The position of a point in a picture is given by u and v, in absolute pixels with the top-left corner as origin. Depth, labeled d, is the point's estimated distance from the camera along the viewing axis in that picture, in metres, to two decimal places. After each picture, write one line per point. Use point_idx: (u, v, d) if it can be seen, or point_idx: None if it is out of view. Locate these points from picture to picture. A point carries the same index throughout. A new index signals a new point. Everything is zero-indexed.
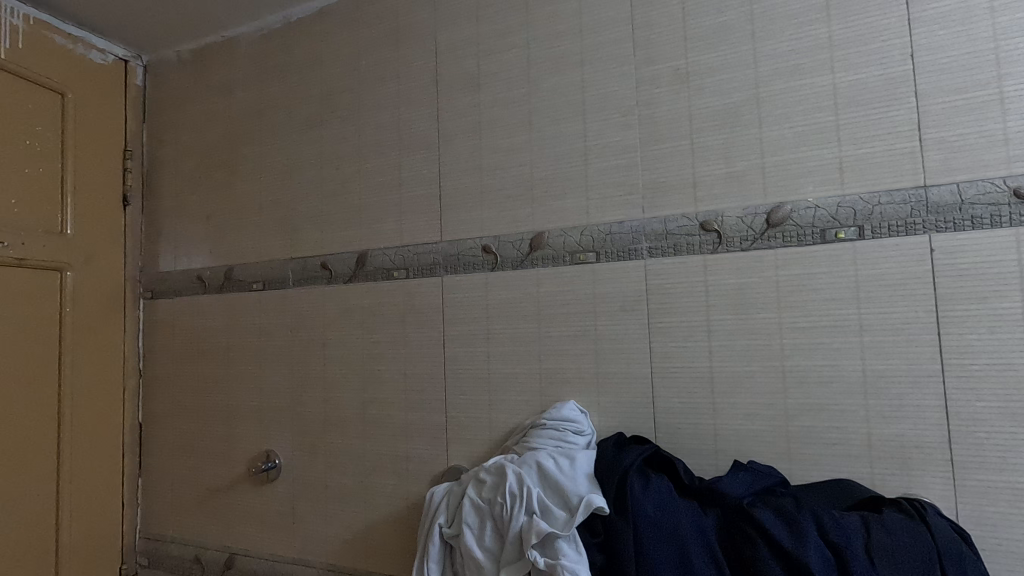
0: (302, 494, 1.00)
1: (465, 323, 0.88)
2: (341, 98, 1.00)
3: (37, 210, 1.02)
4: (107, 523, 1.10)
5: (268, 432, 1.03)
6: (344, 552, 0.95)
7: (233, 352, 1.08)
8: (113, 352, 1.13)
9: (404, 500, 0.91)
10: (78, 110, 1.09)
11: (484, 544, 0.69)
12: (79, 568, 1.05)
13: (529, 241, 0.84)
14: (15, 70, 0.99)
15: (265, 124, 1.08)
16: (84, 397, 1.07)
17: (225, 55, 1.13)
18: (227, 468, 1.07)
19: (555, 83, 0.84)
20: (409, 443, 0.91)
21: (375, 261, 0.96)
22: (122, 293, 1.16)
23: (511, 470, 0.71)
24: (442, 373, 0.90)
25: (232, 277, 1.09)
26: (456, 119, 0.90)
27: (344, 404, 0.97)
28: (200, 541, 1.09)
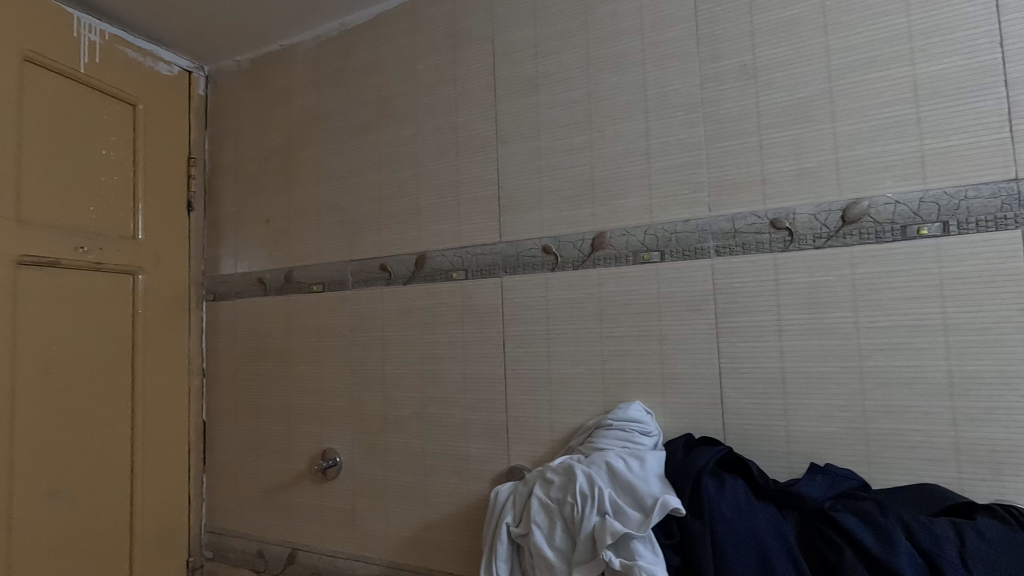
0: (362, 492, 1.01)
1: (525, 323, 0.88)
2: (399, 102, 1.02)
3: (113, 216, 1.06)
4: (175, 517, 1.14)
5: (329, 431, 1.06)
6: (404, 550, 0.96)
7: (293, 352, 1.11)
8: (179, 352, 1.17)
9: (464, 499, 0.92)
10: (148, 119, 1.13)
11: (554, 544, 0.69)
12: (150, 560, 1.09)
13: (590, 241, 0.84)
14: (93, 83, 1.03)
15: (324, 129, 1.10)
16: (154, 396, 1.12)
17: (285, 64, 1.16)
18: (288, 466, 1.10)
19: (616, 82, 0.83)
20: (469, 443, 0.92)
21: (434, 262, 0.97)
22: (187, 295, 1.20)
23: (581, 470, 0.70)
24: (502, 373, 0.90)
25: (292, 280, 1.12)
26: (514, 121, 0.91)
27: (403, 404, 0.98)
28: (262, 536, 1.12)
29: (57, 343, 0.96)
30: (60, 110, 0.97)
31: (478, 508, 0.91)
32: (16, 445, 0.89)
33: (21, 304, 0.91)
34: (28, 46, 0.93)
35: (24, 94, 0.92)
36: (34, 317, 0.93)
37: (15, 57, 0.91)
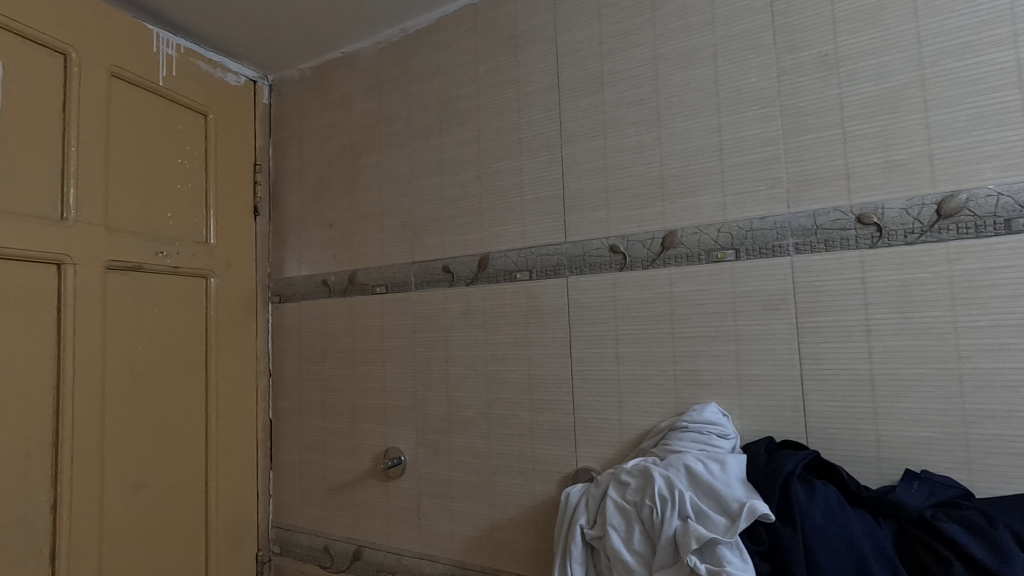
0: (427, 491, 1.03)
1: (592, 323, 0.88)
2: (460, 105, 1.03)
3: (188, 222, 1.11)
4: (245, 513, 1.18)
5: (393, 430, 1.07)
6: (470, 549, 0.97)
7: (357, 352, 1.13)
8: (248, 353, 1.21)
9: (531, 500, 0.92)
10: (219, 128, 1.18)
11: (632, 548, 0.68)
12: (224, 553, 1.13)
13: (660, 240, 0.83)
14: (170, 95, 1.08)
15: (385, 134, 1.12)
16: (226, 394, 1.16)
17: (346, 71, 1.19)
18: (353, 464, 1.12)
19: (686, 77, 0.82)
20: (535, 444, 0.92)
21: (497, 263, 0.97)
22: (255, 297, 1.24)
23: (658, 473, 0.69)
24: (569, 374, 0.90)
25: (356, 281, 1.14)
26: (579, 121, 0.91)
27: (468, 404, 0.99)
28: (328, 533, 1.15)
29: (141, 343, 1.01)
30: (141, 122, 1.02)
31: (545, 510, 0.90)
32: (106, 441, 0.94)
33: (109, 306, 0.96)
34: (114, 62, 0.98)
35: (110, 107, 0.97)
36: (121, 319, 0.97)
37: (102, 72, 0.96)
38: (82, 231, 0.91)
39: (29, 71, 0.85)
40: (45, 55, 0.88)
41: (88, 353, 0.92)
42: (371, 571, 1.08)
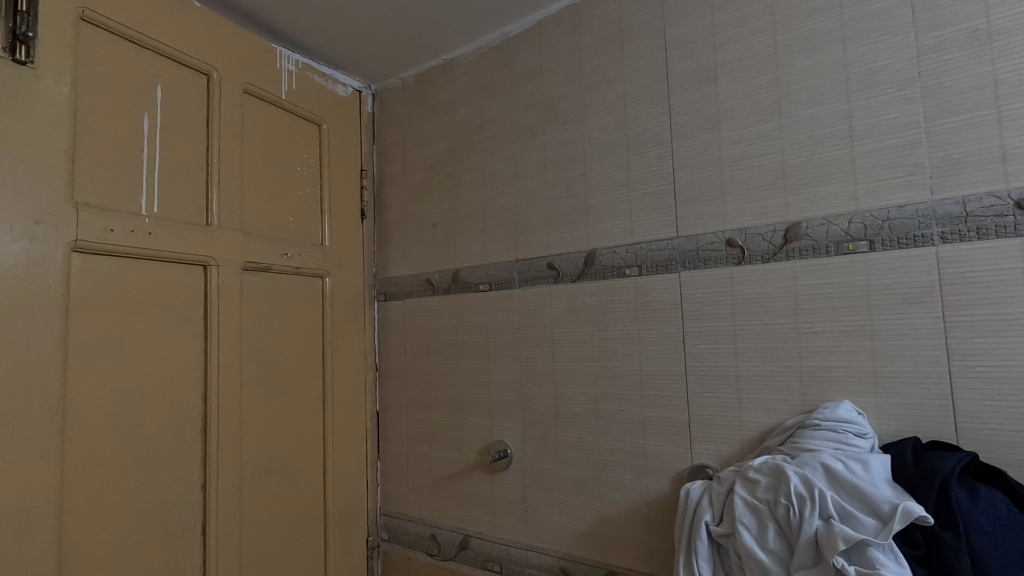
0: (534, 484, 1.05)
1: (707, 319, 0.86)
2: (564, 104, 1.04)
3: (306, 225, 1.18)
4: (357, 500, 1.25)
5: (499, 424, 1.10)
6: (580, 543, 0.98)
7: (462, 348, 1.17)
8: (357, 348, 1.28)
9: (642, 496, 0.92)
10: (331, 137, 1.25)
11: (767, 546, 0.67)
12: (340, 537, 1.20)
13: (783, 232, 0.80)
14: (290, 107, 1.16)
15: (487, 136, 1.16)
16: (339, 387, 1.23)
17: (448, 77, 1.23)
18: (459, 457, 1.16)
19: (811, 63, 0.79)
20: (647, 440, 0.92)
21: (605, 260, 0.98)
22: (363, 296, 1.31)
23: (793, 470, 0.67)
24: (682, 370, 0.89)
25: (459, 279, 1.18)
26: (690, 114, 0.89)
27: (575, 399, 1.00)
28: (435, 522, 1.20)
29: (270, 338, 1.09)
30: (268, 133, 1.11)
31: (659, 507, 0.90)
32: (244, 427, 1.02)
33: (245, 304, 1.04)
34: (247, 79, 1.06)
35: (244, 121, 1.06)
36: (254, 316, 1.06)
37: (237, 89, 1.04)
38: (224, 235, 1.00)
39: (180, 92, 0.94)
40: (192, 76, 0.97)
41: (229, 347, 1.00)
42: (478, 560, 1.11)
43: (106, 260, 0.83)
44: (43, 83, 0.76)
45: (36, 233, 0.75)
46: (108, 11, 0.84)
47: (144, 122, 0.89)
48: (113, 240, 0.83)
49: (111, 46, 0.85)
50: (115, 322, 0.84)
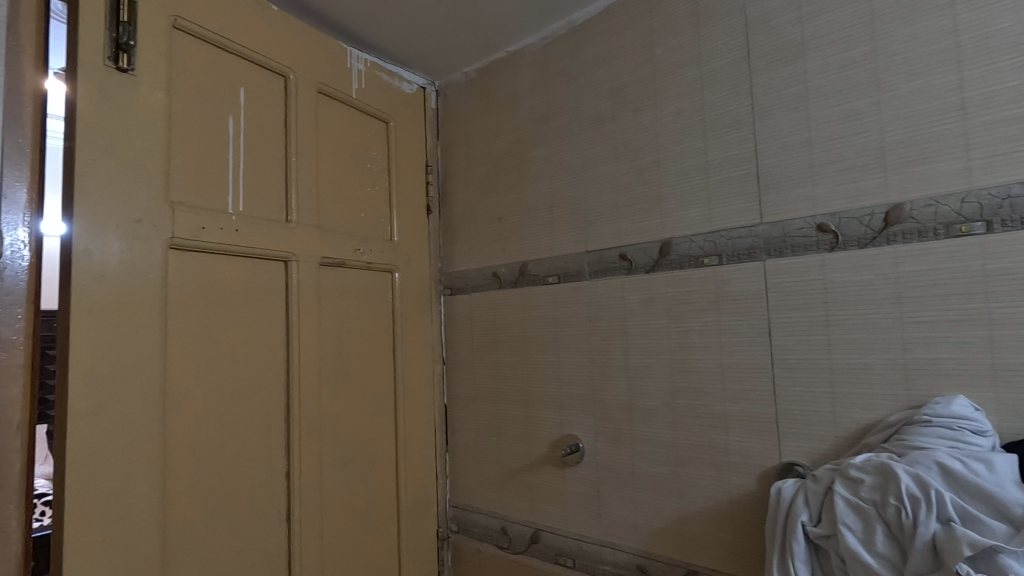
0: (608, 479, 1.03)
1: (796, 309, 0.82)
2: (634, 90, 1.01)
3: (375, 220, 1.21)
4: (427, 491, 1.27)
5: (570, 418, 1.09)
6: (656, 540, 0.96)
7: (530, 342, 1.16)
8: (425, 341, 1.30)
9: (725, 494, 0.88)
10: (397, 133, 1.27)
11: (875, 550, 0.62)
12: (412, 527, 1.22)
13: (883, 215, 0.75)
14: (360, 106, 1.18)
15: (553, 126, 1.14)
16: (408, 380, 1.25)
17: (512, 70, 1.23)
18: (529, 450, 1.16)
19: (914, 31, 0.74)
20: (728, 436, 0.88)
21: (681, 249, 0.94)
22: (430, 290, 1.33)
23: (902, 470, 0.62)
24: (768, 362, 0.85)
25: (526, 272, 1.17)
26: (774, 94, 0.85)
27: (650, 393, 0.98)
28: (505, 515, 1.20)
29: (345, 332, 1.11)
30: (339, 132, 1.13)
31: (742, 505, 0.86)
32: (323, 418, 1.05)
33: (322, 299, 1.07)
34: (320, 79, 1.09)
35: (318, 120, 1.09)
36: (330, 310, 1.09)
37: (312, 89, 1.07)
38: (302, 231, 1.03)
39: (260, 93, 0.98)
40: (270, 78, 1.00)
41: (309, 340, 1.03)
42: (550, 555, 1.11)
43: (198, 257, 0.87)
44: (141, 89, 0.80)
45: (138, 231, 0.79)
46: (196, 18, 0.88)
47: (229, 124, 0.92)
48: (205, 238, 0.87)
49: (199, 51, 0.89)
50: (208, 316, 0.88)
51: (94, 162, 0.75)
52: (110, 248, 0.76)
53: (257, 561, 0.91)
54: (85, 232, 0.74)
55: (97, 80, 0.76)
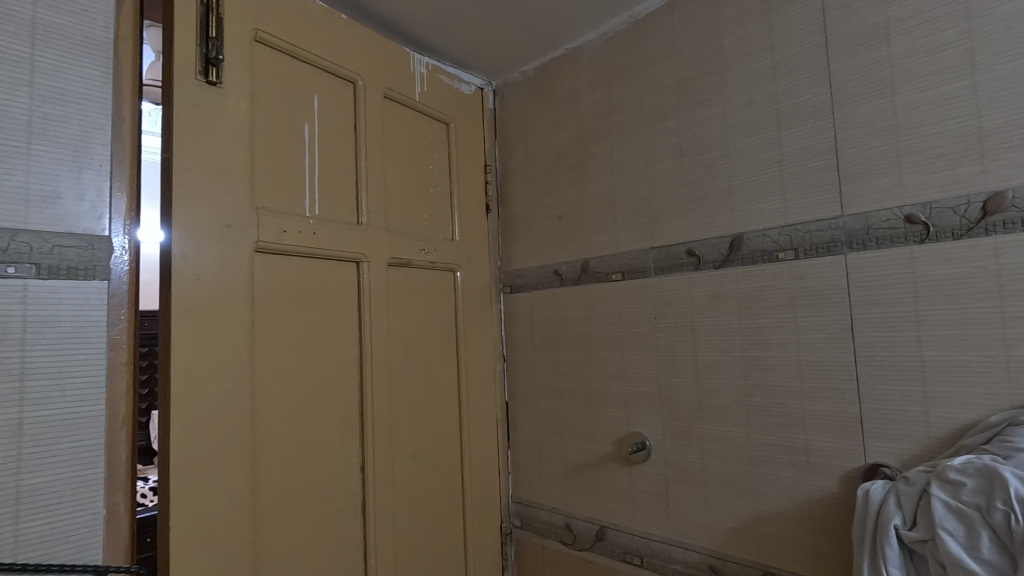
0: (677, 478, 1.02)
1: (882, 304, 0.79)
2: (701, 82, 1.00)
3: (438, 220, 1.23)
4: (491, 486, 1.29)
5: (636, 415, 1.08)
6: (730, 540, 0.94)
7: (593, 339, 1.16)
8: (487, 339, 1.31)
9: (804, 495, 0.86)
10: (457, 134, 1.29)
11: (980, 556, 0.59)
12: (477, 522, 1.24)
13: (980, 204, 0.71)
14: (423, 108, 1.20)
15: (615, 122, 1.13)
16: (472, 377, 1.26)
17: (571, 66, 1.22)
18: (593, 448, 1.16)
19: (1015, 9, 0.70)
20: (807, 435, 0.86)
21: (753, 243, 0.92)
22: (491, 288, 1.34)
23: (1010, 472, 0.59)
24: (850, 360, 0.82)
25: (589, 269, 1.17)
26: (855, 81, 0.82)
27: (721, 391, 0.96)
28: (569, 511, 1.20)
29: (412, 330, 1.14)
30: (404, 134, 1.16)
31: (823, 507, 0.84)
32: (394, 413, 1.08)
33: (391, 298, 1.10)
34: (387, 84, 1.12)
35: (384, 124, 1.12)
36: (398, 309, 1.12)
37: (379, 94, 1.10)
38: (372, 233, 1.06)
39: (332, 101, 1.01)
40: (341, 85, 1.03)
41: (380, 338, 1.06)
42: (617, 553, 1.10)
43: (281, 259, 0.91)
44: (228, 101, 0.85)
45: (228, 236, 0.83)
46: (276, 31, 0.92)
47: (305, 131, 0.96)
48: (286, 241, 0.91)
49: (278, 63, 0.93)
50: (290, 316, 0.92)
51: (189, 171, 0.80)
52: (204, 253, 0.80)
53: (337, 550, 0.95)
54: (182, 238, 0.78)
55: (190, 94, 0.80)
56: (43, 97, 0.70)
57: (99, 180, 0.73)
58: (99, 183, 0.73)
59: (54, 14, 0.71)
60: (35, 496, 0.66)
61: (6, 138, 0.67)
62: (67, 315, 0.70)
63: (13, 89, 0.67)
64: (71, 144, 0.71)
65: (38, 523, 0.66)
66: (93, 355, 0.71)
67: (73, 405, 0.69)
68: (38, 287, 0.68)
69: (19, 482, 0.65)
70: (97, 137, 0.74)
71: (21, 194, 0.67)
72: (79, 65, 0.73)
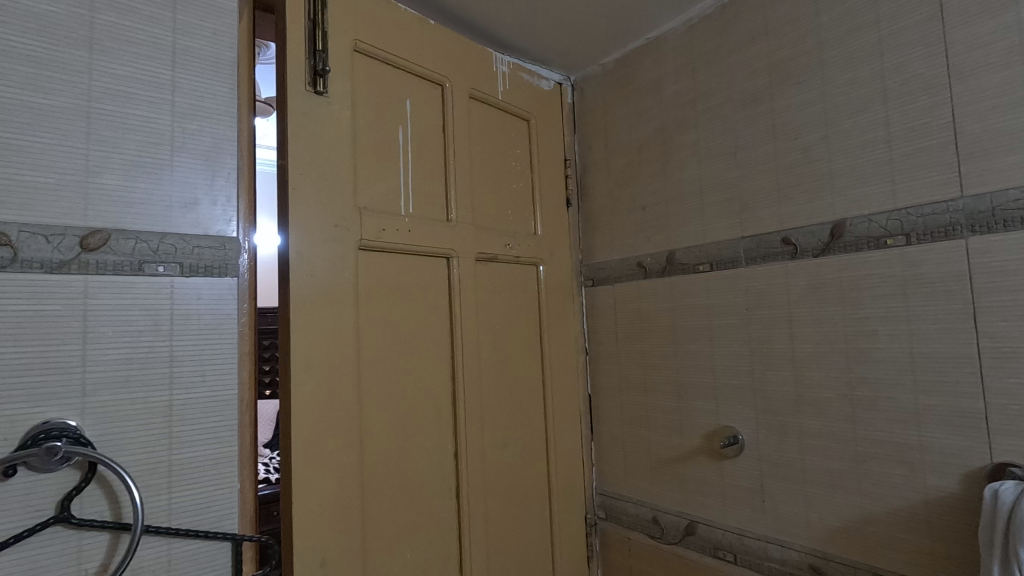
0: (773, 473, 0.99)
1: (1011, 291, 0.73)
2: (797, 64, 0.96)
3: (521, 215, 1.25)
4: (575, 477, 1.30)
5: (728, 409, 1.06)
6: (833, 539, 0.90)
7: (680, 332, 1.15)
8: (569, 332, 1.32)
9: (919, 495, 0.81)
10: (538, 130, 1.30)
11: None
12: (562, 512, 1.26)
13: None
14: (505, 106, 1.23)
15: (702, 110, 1.11)
16: (555, 369, 1.28)
17: (654, 55, 1.21)
18: (681, 441, 1.14)
19: None
20: (922, 432, 0.81)
21: (858, 230, 0.88)
22: (572, 282, 1.35)
23: None
24: (974, 351, 0.76)
25: (674, 261, 1.15)
26: (976, 51, 0.76)
27: (822, 385, 0.92)
28: (656, 505, 1.20)
29: (498, 322, 1.17)
30: (488, 133, 1.19)
31: (941, 508, 0.79)
32: (483, 403, 1.12)
33: (479, 291, 1.14)
34: (472, 85, 1.15)
35: (470, 123, 1.15)
36: (486, 303, 1.15)
37: (465, 95, 1.14)
38: (460, 229, 1.10)
39: (423, 103, 1.06)
40: (430, 88, 1.08)
41: (470, 331, 1.10)
42: (708, 548, 1.09)
43: (380, 256, 0.97)
44: (333, 109, 0.91)
45: (335, 235, 0.90)
46: (373, 40, 0.98)
47: (399, 133, 1.01)
48: (384, 238, 0.96)
49: (375, 71, 0.98)
50: (389, 309, 0.97)
51: (302, 175, 0.86)
52: (316, 251, 0.87)
53: (433, 532, 1.00)
54: (297, 238, 0.85)
55: (302, 104, 0.87)
56: (183, 114, 0.78)
57: (229, 187, 0.81)
58: (228, 190, 0.81)
59: (190, 39, 0.80)
60: (184, 468, 0.74)
61: (154, 152, 0.75)
62: (206, 308, 0.78)
63: (159, 108, 0.76)
64: (206, 156, 0.80)
65: (187, 493, 0.74)
66: (226, 344, 0.79)
67: (212, 389, 0.78)
68: (183, 284, 0.76)
69: (171, 456, 0.73)
70: (226, 148, 0.82)
71: (167, 201, 0.76)
72: (211, 83, 0.81)
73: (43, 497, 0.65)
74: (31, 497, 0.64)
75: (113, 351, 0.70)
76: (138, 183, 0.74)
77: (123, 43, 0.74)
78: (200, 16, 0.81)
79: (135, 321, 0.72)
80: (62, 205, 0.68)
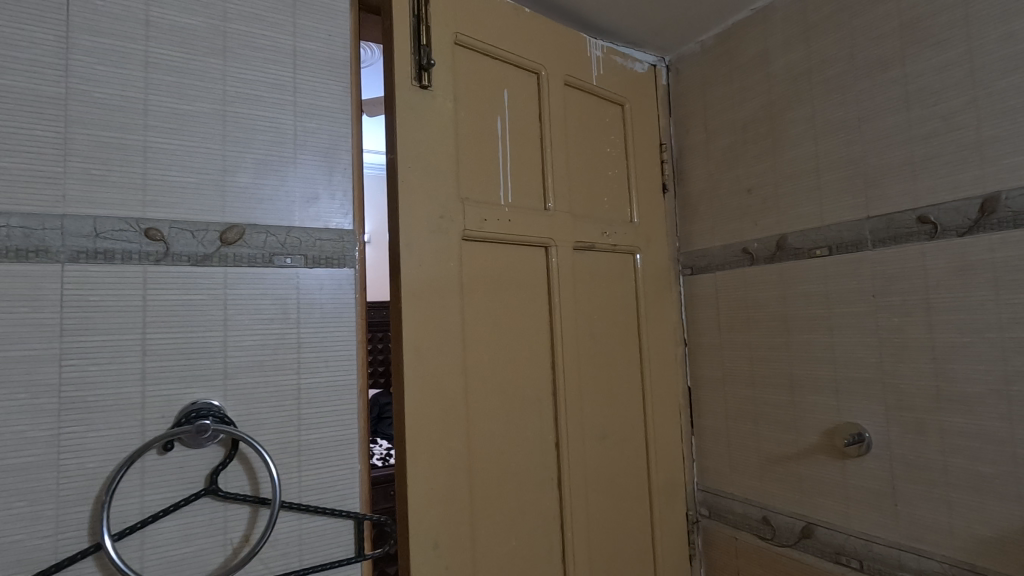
0: (907, 475, 0.90)
1: None
2: (935, 21, 0.86)
3: (617, 203, 1.22)
4: (676, 473, 1.26)
5: (852, 404, 0.98)
6: (983, 551, 0.81)
7: (794, 322, 1.07)
8: (668, 322, 1.28)
9: None
10: (633, 114, 1.27)
11: None
12: (663, 507, 1.22)
13: None
14: (600, 91, 1.20)
15: (818, 82, 1.03)
16: (654, 360, 1.24)
17: (761, 27, 1.13)
18: (796, 438, 1.07)
19: None
20: None
21: (1016, 204, 0.78)
22: (670, 271, 1.30)
23: None
24: None
25: (786, 245, 1.08)
26: None
27: (969, 379, 0.83)
28: (766, 504, 1.13)
29: (597, 312, 1.15)
30: (583, 119, 1.17)
31: None
32: (583, 394, 1.10)
33: (577, 281, 1.12)
34: (567, 72, 1.14)
35: (565, 110, 1.14)
36: (584, 292, 1.13)
37: (560, 82, 1.12)
38: (558, 218, 1.09)
39: (520, 93, 1.06)
40: (527, 77, 1.08)
41: (568, 320, 1.09)
42: (828, 553, 1.01)
43: (482, 246, 0.98)
44: (437, 102, 0.93)
45: (440, 226, 0.91)
46: (473, 32, 0.99)
47: (498, 124, 1.02)
48: (486, 228, 0.97)
49: (475, 62, 0.99)
50: (491, 298, 0.98)
51: (410, 169, 0.89)
52: (423, 242, 0.89)
53: (537, 521, 1.00)
54: (406, 231, 0.88)
55: (409, 99, 0.89)
56: (303, 114, 0.82)
57: (344, 182, 0.85)
58: (345, 185, 0.85)
59: (308, 42, 0.84)
60: (312, 449, 0.79)
61: (279, 150, 0.80)
62: (327, 297, 0.82)
63: (282, 109, 0.81)
64: (324, 152, 0.84)
65: (314, 472, 0.78)
66: (345, 332, 0.83)
67: (334, 374, 0.82)
68: (307, 274, 0.80)
69: (299, 437, 0.78)
70: (342, 145, 0.85)
71: (291, 196, 0.80)
72: (327, 83, 0.85)
73: (195, 471, 0.70)
74: (185, 470, 0.70)
75: (250, 337, 0.75)
76: (266, 180, 0.78)
77: (251, 50, 0.79)
78: (316, 19, 0.85)
79: (267, 309, 0.77)
80: (204, 202, 0.74)
